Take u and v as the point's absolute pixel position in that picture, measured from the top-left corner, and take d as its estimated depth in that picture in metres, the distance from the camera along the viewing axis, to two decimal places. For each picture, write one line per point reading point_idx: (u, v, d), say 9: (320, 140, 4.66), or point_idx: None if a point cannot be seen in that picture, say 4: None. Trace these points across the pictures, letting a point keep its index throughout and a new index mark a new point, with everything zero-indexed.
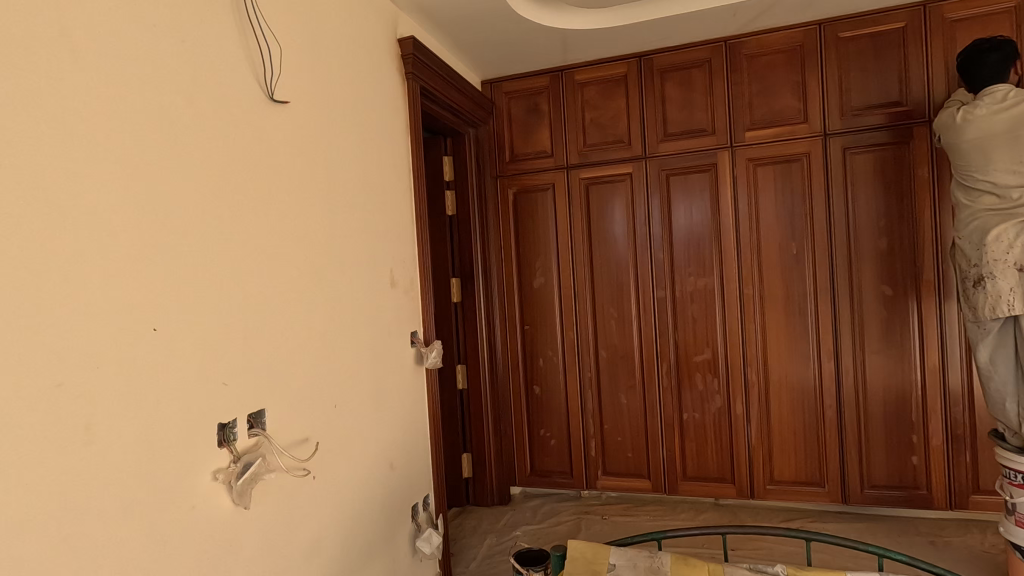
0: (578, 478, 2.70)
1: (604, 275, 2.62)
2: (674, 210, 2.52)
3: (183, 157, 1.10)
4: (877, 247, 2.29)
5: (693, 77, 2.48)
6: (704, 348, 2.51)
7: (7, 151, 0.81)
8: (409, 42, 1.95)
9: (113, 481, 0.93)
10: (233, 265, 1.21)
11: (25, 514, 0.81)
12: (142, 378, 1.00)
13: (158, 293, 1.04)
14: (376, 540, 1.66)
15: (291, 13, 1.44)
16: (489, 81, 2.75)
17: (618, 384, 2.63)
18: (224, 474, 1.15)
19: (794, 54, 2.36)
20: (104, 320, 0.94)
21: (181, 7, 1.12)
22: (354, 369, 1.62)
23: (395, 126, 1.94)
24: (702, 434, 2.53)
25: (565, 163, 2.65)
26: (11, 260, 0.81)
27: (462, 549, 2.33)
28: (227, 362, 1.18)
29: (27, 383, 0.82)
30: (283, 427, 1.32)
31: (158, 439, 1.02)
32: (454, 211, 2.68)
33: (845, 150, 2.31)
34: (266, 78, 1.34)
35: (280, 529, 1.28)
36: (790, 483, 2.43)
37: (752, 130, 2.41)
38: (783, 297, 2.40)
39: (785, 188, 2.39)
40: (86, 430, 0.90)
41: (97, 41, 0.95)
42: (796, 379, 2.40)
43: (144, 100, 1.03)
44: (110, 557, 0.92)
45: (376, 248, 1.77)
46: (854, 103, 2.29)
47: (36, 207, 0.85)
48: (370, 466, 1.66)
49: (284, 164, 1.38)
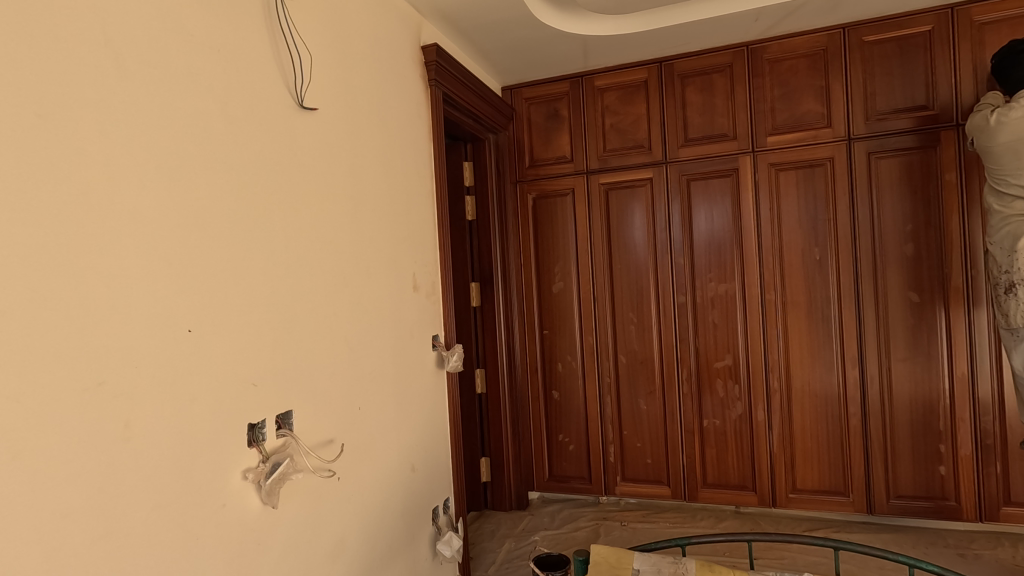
0: (597, 483, 2.69)
1: (624, 280, 2.62)
2: (694, 214, 2.51)
3: (217, 162, 1.13)
4: (903, 253, 2.26)
5: (714, 82, 2.47)
6: (725, 354, 2.49)
7: (54, 157, 0.85)
8: (432, 49, 1.99)
9: (149, 478, 0.96)
10: (263, 268, 1.24)
11: (68, 506, 0.84)
12: (177, 378, 1.03)
13: (193, 295, 1.07)
14: (398, 541, 1.67)
15: (320, 22, 1.47)
16: (509, 87, 2.77)
17: (638, 390, 2.62)
18: (253, 473, 1.17)
19: (818, 58, 2.34)
20: (142, 321, 0.97)
21: (217, 17, 1.16)
22: (378, 371, 1.64)
23: (418, 131, 1.96)
24: (722, 441, 2.51)
25: (585, 168, 2.66)
26: (59, 262, 0.84)
27: (481, 553, 2.33)
28: (257, 363, 1.21)
29: (72, 382, 0.85)
30: (310, 428, 1.34)
31: (192, 437, 1.05)
32: (474, 216, 2.70)
33: (870, 155, 2.28)
34: (296, 85, 1.37)
35: (307, 529, 1.30)
36: (813, 492, 2.39)
37: (774, 135, 2.40)
38: (806, 303, 2.38)
39: (808, 193, 2.37)
40: (125, 428, 0.93)
41: (138, 50, 0.99)
42: (819, 386, 2.37)
43: (182, 108, 1.07)
44: (146, 552, 0.95)
45: (399, 253, 1.79)
46: (879, 107, 2.27)
47: (82, 211, 0.88)
48: (392, 468, 1.67)
49: (312, 169, 1.41)
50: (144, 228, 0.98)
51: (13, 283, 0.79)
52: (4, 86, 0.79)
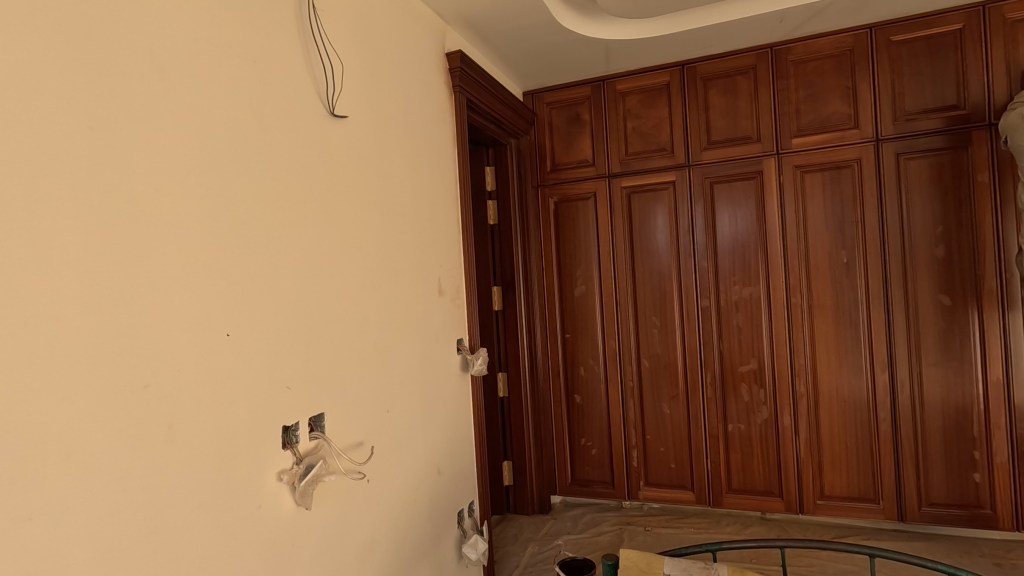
0: (620, 488, 2.68)
1: (646, 284, 2.61)
2: (717, 217, 2.50)
3: (254, 170, 1.16)
4: (933, 255, 2.22)
5: (737, 84, 2.46)
6: (750, 358, 2.46)
7: (105, 167, 0.88)
8: (456, 56, 2.01)
9: (191, 479, 0.99)
10: (297, 274, 1.26)
11: (116, 505, 0.86)
12: (217, 381, 1.05)
13: (231, 300, 1.09)
14: (424, 544, 1.68)
15: (349, 30, 1.50)
16: (530, 92, 2.79)
17: (661, 394, 2.60)
18: (288, 474, 1.19)
19: (844, 58, 2.31)
20: (185, 326, 1.00)
21: (253, 29, 1.19)
22: (404, 374, 1.65)
23: (443, 137, 1.99)
24: (748, 446, 2.48)
25: (606, 171, 2.66)
26: (108, 269, 0.88)
27: (504, 557, 2.33)
28: (291, 367, 1.23)
29: (120, 385, 0.88)
30: (341, 430, 1.36)
31: (230, 438, 1.07)
32: (496, 220, 2.71)
33: (898, 156, 2.25)
34: (327, 94, 1.40)
35: (339, 531, 1.32)
36: (842, 499, 2.35)
37: (799, 137, 2.37)
38: (832, 307, 2.35)
39: (834, 195, 2.34)
40: (168, 429, 0.96)
41: (181, 63, 1.02)
42: (847, 391, 2.34)
43: (222, 119, 1.10)
44: (187, 550, 0.97)
45: (425, 257, 1.81)
46: (908, 107, 2.24)
47: (129, 219, 0.91)
48: (419, 470, 1.68)
49: (342, 175, 1.44)
50: (187, 235, 1.01)
51: (67, 288, 0.82)
52: (58, 98, 0.82)
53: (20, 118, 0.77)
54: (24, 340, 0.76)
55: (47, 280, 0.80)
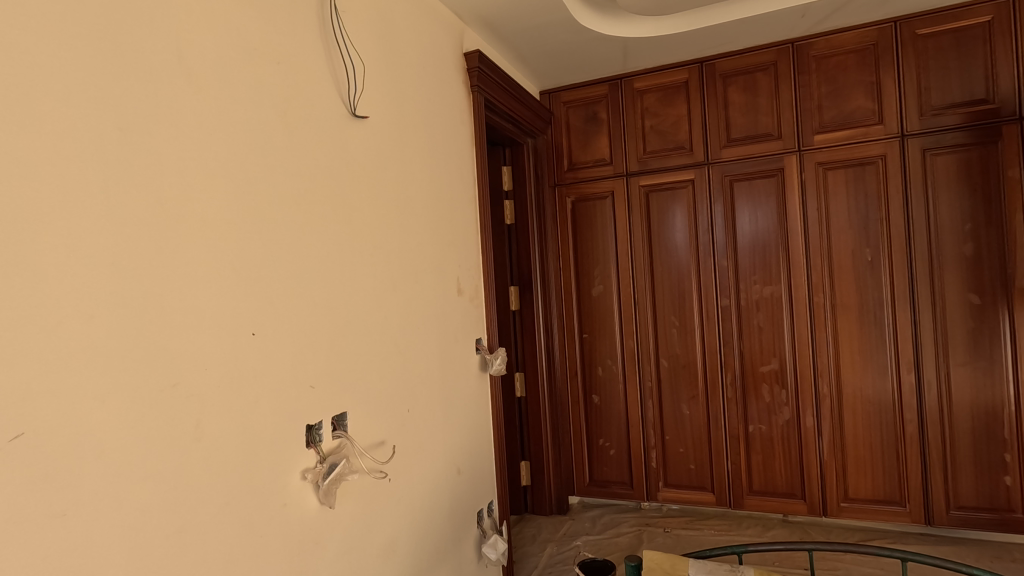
0: (638, 489, 2.66)
1: (665, 283, 2.59)
2: (737, 216, 2.47)
3: (278, 171, 1.17)
4: (961, 253, 2.17)
5: (758, 80, 2.43)
6: (771, 358, 2.43)
7: (134, 168, 0.89)
8: (474, 56, 2.01)
9: (218, 477, 1.00)
10: (320, 273, 1.27)
11: (146, 503, 0.87)
12: (243, 380, 1.06)
13: (257, 300, 1.10)
14: (445, 544, 1.68)
15: (370, 30, 1.50)
16: (547, 92, 2.79)
17: (680, 394, 2.58)
18: (312, 473, 1.20)
19: (867, 53, 2.27)
20: (212, 325, 1.00)
21: (277, 31, 1.20)
22: (425, 373, 1.65)
23: (461, 136, 1.99)
24: (769, 447, 2.45)
25: (624, 170, 2.64)
26: (138, 269, 0.89)
27: (523, 558, 2.32)
28: (315, 366, 1.24)
29: (149, 384, 0.89)
30: (363, 430, 1.37)
31: (256, 436, 1.08)
32: (513, 220, 2.71)
33: (925, 152, 2.20)
34: (349, 95, 1.40)
35: (361, 530, 1.32)
36: (867, 501, 2.31)
37: (821, 133, 2.34)
38: (856, 307, 2.31)
39: (858, 192, 2.30)
40: (196, 427, 0.97)
41: (208, 65, 1.03)
42: (872, 392, 2.30)
43: (247, 120, 1.11)
44: (215, 547, 0.98)
45: (444, 257, 1.81)
46: (934, 102, 2.19)
47: (157, 220, 0.92)
48: (439, 469, 1.69)
49: (364, 175, 1.44)
50: (213, 235, 1.02)
51: (99, 288, 0.83)
52: (89, 100, 0.83)
53: (53, 120, 0.79)
54: (58, 338, 0.78)
55: (80, 280, 0.81)
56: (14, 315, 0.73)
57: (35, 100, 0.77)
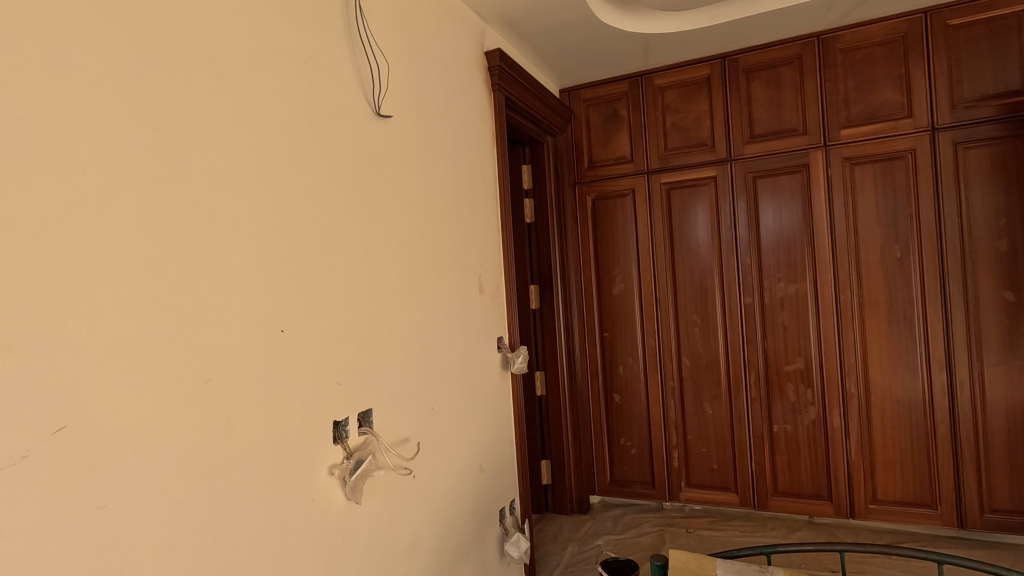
0: (660, 489, 2.64)
1: (687, 282, 2.57)
2: (761, 212, 2.44)
3: (305, 171, 1.19)
4: (996, 249, 2.11)
5: (782, 75, 2.40)
6: (796, 357, 2.39)
7: (168, 169, 0.91)
8: (495, 54, 2.01)
9: (248, 472, 1.01)
10: (346, 271, 1.28)
11: (181, 496, 0.89)
12: (273, 376, 1.08)
13: (286, 296, 1.12)
14: (467, 541, 1.68)
15: (393, 29, 1.51)
16: (567, 90, 2.78)
17: (703, 393, 2.55)
18: (339, 469, 1.21)
19: (896, 45, 2.22)
20: (242, 322, 1.02)
21: (304, 32, 1.21)
22: (447, 371, 1.66)
23: (483, 135, 1.99)
24: (794, 447, 2.41)
25: (645, 168, 2.62)
26: (173, 267, 0.91)
27: (545, 557, 2.32)
28: (341, 363, 1.25)
29: (183, 379, 0.91)
30: (388, 427, 1.38)
31: (285, 431, 1.10)
32: (533, 219, 2.71)
33: (956, 145, 2.15)
34: (373, 94, 1.42)
35: (387, 526, 1.33)
36: (896, 504, 2.26)
37: (848, 128, 2.29)
38: (885, 304, 2.26)
39: (886, 187, 2.25)
40: (228, 422, 0.98)
41: (238, 67, 1.05)
42: (901, 392, 2.25)
43: (275, 120, 1.12)
44: (246, 541, 1.00)
45: (466, 255, 1.82)
46: (966, 94, 2.13)
47: (190, 219, 0.94)
48: (462, 467, 1.69)
49: (388, 174, 1.45)
50: (242, 233, 1.03)
51: (135, 285, 0.85)
52: (124, 102, 0.85)
53: (91, 121, 0.80)
54: (97, 334, 0.79)
55: (117, 277, 0.83)
56: (56, 311, 0.75)
57: (74, 102, 0.79)
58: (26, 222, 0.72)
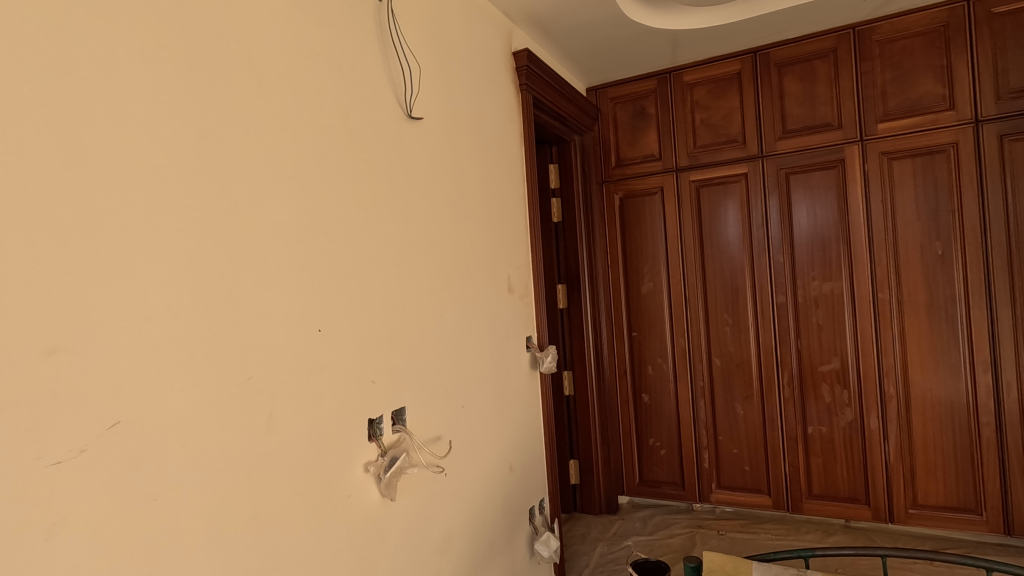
0: (691, 490, 2.61)
1: (717, 280, 2.53)
2: (794, 209, 2.39)
3: (339, 173, 1.21)
4: None
5: (816, 69, 2.34)
6: (831, 357, 2.34)
7: (211, 173, 0.94)
8: (523, 55, 2.01)
9: (287, 468, 1.04)
10: (379, 271, 1.31)
11: (225, 490, 0.92)
12: (311, 374, 1.10)
13: (322, 297, 1.14)
14: (498, 539, 1.69)
15: (423, 31, 1.53)
16: (594, 89, 2.77)
17: (734, 393, 2.52)
18: (374, 465, 1.24)
19: (936, 35, 2.15)
20: (281, 322, 1.05)
21: (338, 38, 1.24)
22: (477, 370, 1.67)
23: (511, 135, 2.00)
24: (830, 449, 2.35)
25: (674, 166, 2.59)
26: (217, 268, 0.94)
27: (574, 556, 2.32)
28: (375, 362, 1.27)
29: (226, 377, 0.94)
30: (421, 425, 1.40)
31: (323, 429, 1.12)
32: (560, 218, 2.69)
33: (1002, 138, 2.07)
34: (405, 97, 1.44)
35: (420, 523, 1.35)
36: (938, 509, 2.19)
37: (885, 121, 2.23)
38: (925, 302, 2.19)
39: (927, 181, 2.18)
40: (268, 419, 1.01)
41: (276, 74, 1.08)
42: (944, 393, 2.17)
43: (311, 124, 1.15)
44: (286, 535, 1.02)
45: (495, 254, 1.82)
46: (1013, 84, 2.05)
47: (232, 221, 0.97)
48: (492, 465, 1.70)
49: (418, 175, 1.47)
50: (280, 235, 1.06)
51: (181, 285, 0.88)
52: (170, 109, 0.88)
53: (139, 129, 0.84)
54: (147, 333, 0.83)
55: (165, 278, 0.86)
56: (111, 310, 0.78)
57: (125, 111, 0.82)
58: (82, 227, 0.76)
